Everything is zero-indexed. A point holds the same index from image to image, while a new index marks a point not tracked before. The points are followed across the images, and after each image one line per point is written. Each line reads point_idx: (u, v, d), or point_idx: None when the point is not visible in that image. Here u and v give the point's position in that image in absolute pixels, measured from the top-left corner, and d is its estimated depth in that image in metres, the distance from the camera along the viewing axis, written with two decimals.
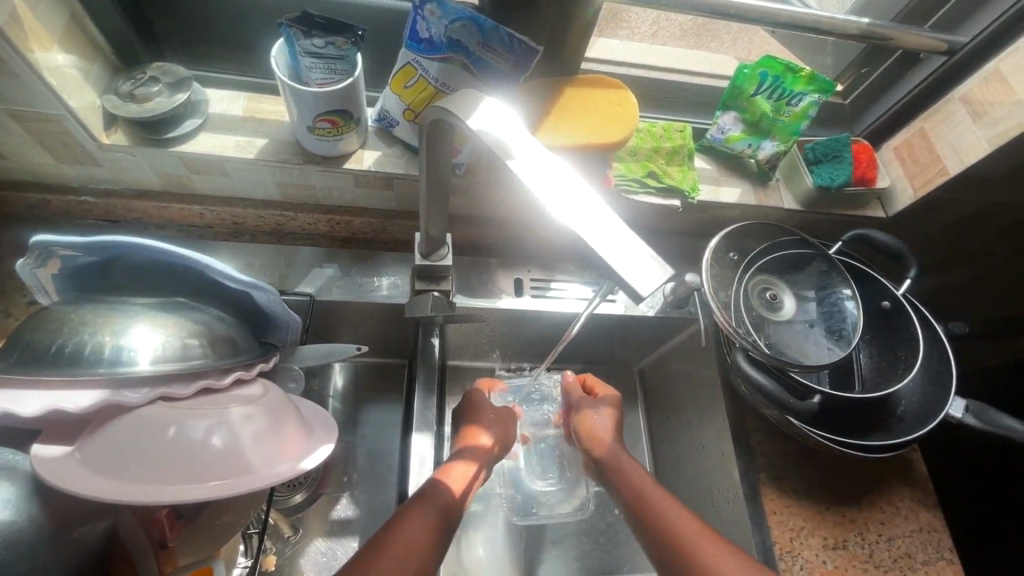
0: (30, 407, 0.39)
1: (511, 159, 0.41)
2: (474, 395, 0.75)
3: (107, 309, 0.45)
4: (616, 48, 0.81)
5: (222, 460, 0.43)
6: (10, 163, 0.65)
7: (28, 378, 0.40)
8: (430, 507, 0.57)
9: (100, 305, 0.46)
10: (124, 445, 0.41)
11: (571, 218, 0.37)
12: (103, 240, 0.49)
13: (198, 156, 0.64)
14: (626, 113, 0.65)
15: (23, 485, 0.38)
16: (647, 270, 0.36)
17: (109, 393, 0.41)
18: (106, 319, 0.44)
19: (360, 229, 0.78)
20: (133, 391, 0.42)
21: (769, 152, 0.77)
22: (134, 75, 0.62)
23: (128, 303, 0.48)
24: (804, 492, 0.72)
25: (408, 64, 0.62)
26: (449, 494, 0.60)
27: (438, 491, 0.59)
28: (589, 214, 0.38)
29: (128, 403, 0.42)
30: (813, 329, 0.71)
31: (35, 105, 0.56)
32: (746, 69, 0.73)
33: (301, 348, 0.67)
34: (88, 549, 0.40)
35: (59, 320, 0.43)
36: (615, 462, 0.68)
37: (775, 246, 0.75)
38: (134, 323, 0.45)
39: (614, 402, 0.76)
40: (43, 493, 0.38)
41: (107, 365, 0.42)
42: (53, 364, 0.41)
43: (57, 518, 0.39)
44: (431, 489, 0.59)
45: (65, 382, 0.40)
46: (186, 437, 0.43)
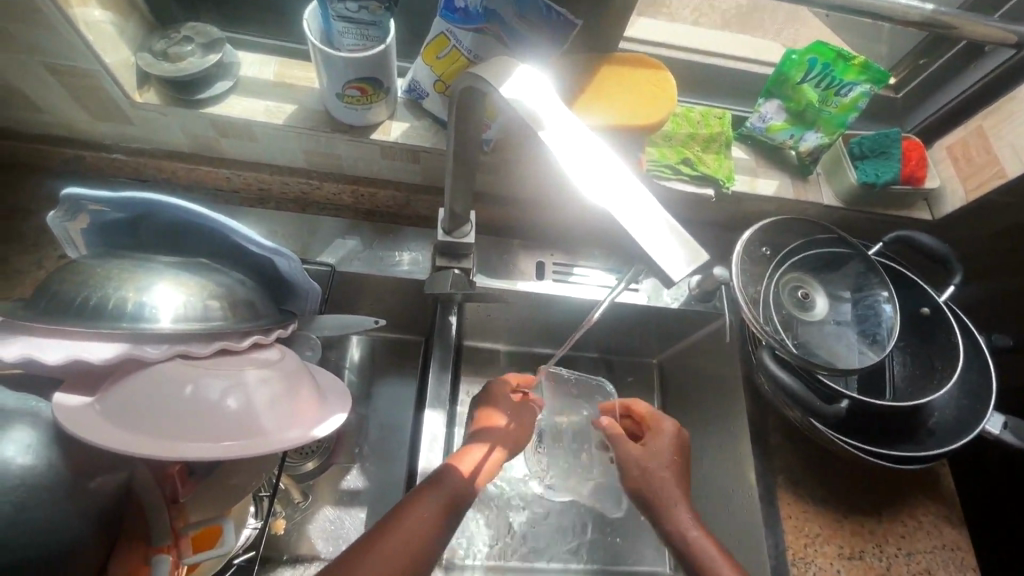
0: (54, 356, 0.40)
1: (545, 130, 0.39)
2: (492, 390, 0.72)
3: (133, 266, 0.47)
4: (657, 28, 0.77)
5: (237, 421, 0.45)
6: (47, 117, 0.66)
7: (54, 329, 0.41)
8: (437, 496, 0.56)
9: (126, 263, 0.48)
10: (142, 400, 0.42)
11: (601, 195, 0.36)
12: (131, 196, 0.51)
13: (226, 119, 0.64)
14: (662, 95, 0.63)
15: (44, 432, 0.40)
16: (681, 252, 0.34)
17: (128, 347, 0.42)
18: (131, 275, 0.46)
19: (384, 202, 0.77)
20: (152, 347, 0.44)
21: (812, 144, 0.73)
22: (169, 34, 0.62)
23: (154, 261, 0.50)
24: (823, 500, 0.70)
25: (441, 34, 0.61)
26: (461, 478, 0.59)
27: (451, 481, 0.58)
28: (621, 191, 0.36)
29: (146, 357, 0.43)
30: (845, 330, 0.68)
31: (72, 60, 0.56)
32: (794, 55, 0.69)
33: (319, 317, 0.67)
34: (105, 498, 0.42)
35: (86, 275, 0.45)
36: (661, 492, 0.64)
37: (809, 243, 0.72)
38: (158, 286, 0.47)
39: (671, 434, 0.68)
40: (61, 442, 0.40)
41: (128, 319, 0.44)
42: (78, 316, 0.43)
43: (74, 466, 0.41)
44: (445, 474, 0.59)
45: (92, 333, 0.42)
46: (202, 396, 0.44)
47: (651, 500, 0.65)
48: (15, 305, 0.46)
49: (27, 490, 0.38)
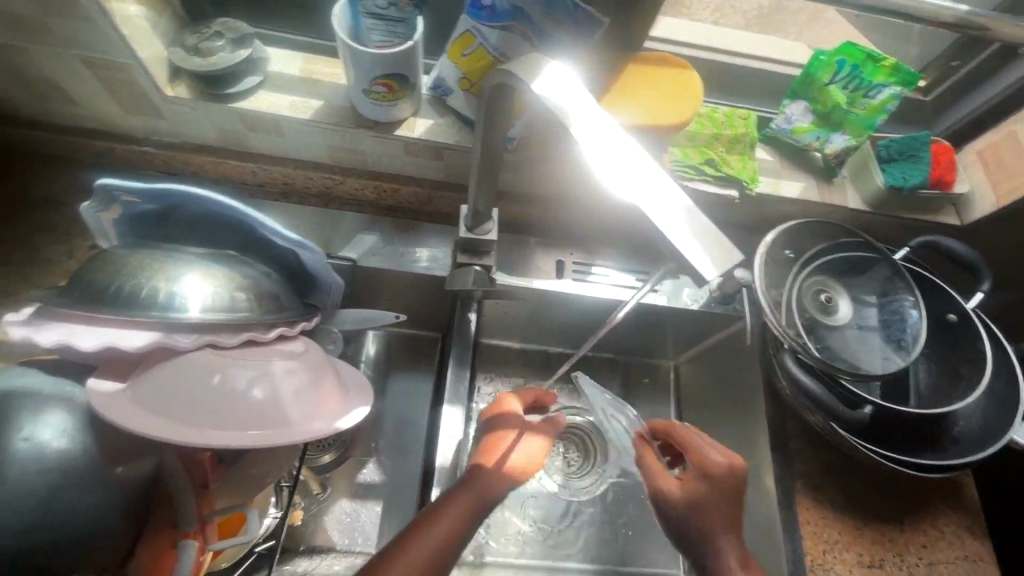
0: (90, 342, 0.43)
1: (576, 127, 0.39)
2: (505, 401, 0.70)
3: (163, 256, 0.49)
4: (681, 29, 0.77)
5: (263, 411, 0.46)
6: (80, 110, 0.67)
7: (92, 317, 0.44)
8: (468, 496, 0.57)
9: (157, 253, 0.50)
10: (170, 389, 0.45)
11: (634, 193, 0.36)
12: (162, 188, 0.53)
13: (254, 113, 0.65)
14: (687, 94, 0.63)
15: (78, 416, 0.43)
16: (713, 250, 0.34)
17: (159, 335, 0.44)
18: (162, 265, 0.48)
19: (406, 199, 0.78)
20: (183, 335, 0.46)
21: (838, 146, 0.72)
22: (200, 29, 0.64)
23: (184, 252, 0.51)
24: (842, 506, 0.69)
25: (467, 32, 0.61)
26: (489, 470, 0.60)
27: (481, 483, 0.59)
28: (654, 189, 0.36)
29: (177, 346, 0.45)
30: (869, 335, 0.67)
31: (107, 53, 0.57)
32: (823, 55, 0.68)
33: (341, 311, 0.68)
34: (133, 481, 0.45)
35: (120, 265, 0.47)
36: (701, 529, 0.56)
37: (834, 246, 0.72)
38: (188, 276, 0.48)
39: (720, 470, 0.58)
40: (93, 426, 0.43)
41: (158, 310, 0.45)
42: (112, 303, 0.45)
43: (105, 451, 0.43)
44: (480, 482, 0.59)
45: (127, 322, 0.44)
46: (230, 386, 0.46)
47: (690, 539, 0.57)
48: (52, 293, 0.47)
49: (62, 473, 0.41)
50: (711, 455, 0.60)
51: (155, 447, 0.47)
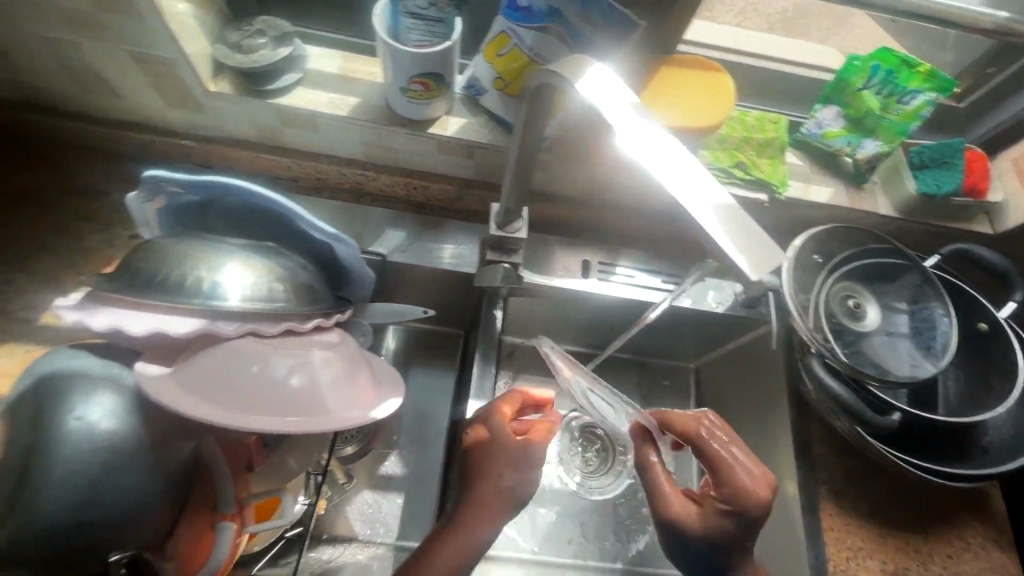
0: (138, 328, 0.45)
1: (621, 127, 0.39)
2: (489, 411, 0.60)
3: (206, 246, 0.51)
4: (713, 33, 0.77)
5: (302, 399, 0.48)
6: (123, 103, 0.69)
7: (141, 303, 0.46)
8: (481, 514, 0.54)
9: (200, 242, 0.51)
10: (213, 375, 0.46)
11: (682, 192, 0.37)
12: (207, 180, 0.54)
13: (293, 109, 0.66)
14: (720, 95, 0.63)
15: (125, 399, 0.46)
16: (757, 250, 0.34)
17: (205, 321, 0.46)
18: (205, 255, 0.50)
19: (434, 196, 0.79)
20: (226, 323, 0.47)
21: (870, 152, 0.71)
22: (243, 27, 0.65)
23: (226, 243, 0.53)
24: (866, 513, 0.69)
25: (502, 32, 0.63)
26: (498, 494, 0.55)
27: (497, 510, 0.55)
28: (702, 189, 0.37)
29: (220, 333, 0.47)
30: (897, 341, 0.67)
31: (156, 48, 0.59)
32: (856, 61, 0.68)
33: (370, 306, 0.69)
34: (175, 464, 0.48)
35: (164, 254, 0.49)
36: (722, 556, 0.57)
37: (863, 251, 0.71)
38: (229, 266, 0.50)
39: (757, 510, 0.54)
40: (140, 410, 0.46)
41: (200, 297, 0.47)
42: (155, 289, 0.47)
43: (151, 433, 0.46)
44: (494, 491, 0.55)
45: (174, 307, 0.46)
46: (271, 374, 0.48)
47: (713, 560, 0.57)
48: (102, 280, 0.48)
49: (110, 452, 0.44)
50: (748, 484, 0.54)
51: (197, 433, 0.50)
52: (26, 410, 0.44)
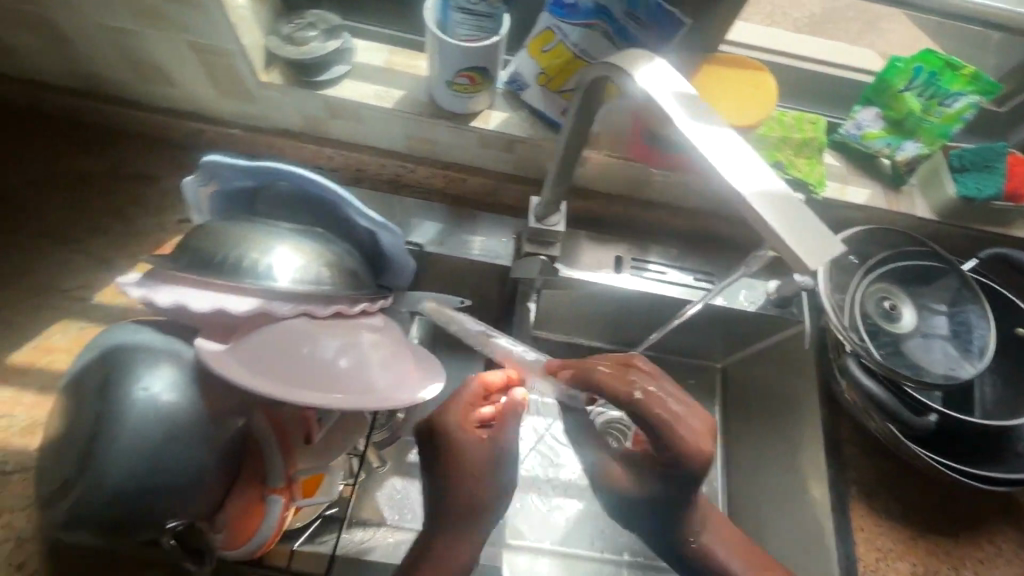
0: (201, 305, 0.47)
1: (680, 121, 0.41)
2: (445, 415, 0.54)
3: (262, 231, 0.53)
4: (752, 33, 0.78)
5: (347, 379, 0.49)
6: (177, 92, 0.71)
7: (204, 281, 0.48)
8: (457, 523, 0.52)
9: (256, 228, 0.54)
10: (267, 352, 0.48)
11: (744, 183, 0.37)
12: (263, 166, 0.56)
13: (340, 101, 0.68)
14: (760, 93, 0.64)
15: (185, 373, 0.48)
16: (815, 241, 0.35)
17: (263, 303, 0.48)
18: (261, 240, 0.52)
19: (471, 190, 0.80)
20: (281, 303, 0.50)
21: (910, 153, 0.71)
22: (294, 20, 0.67)
23: (279, 228, 0.55)
24: (896, 515, 0.69)
25: (548, 29, 0.64)
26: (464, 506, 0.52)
27: (468, 526, 0.53)
28: (761, 180, 0.38)
29: (277, 313, 0.49)
30: (933, 343, 0.67)
31: (214, 39, 0.61)
32: (899, 62, 0.69)
33: (409, 294, 0.70)
34: (227, 440, 0.50)
35: (227, 233, 0.52)
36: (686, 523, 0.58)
37: (898, 254, 0.71)
38: (283, 250, 0.52)
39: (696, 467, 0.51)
40: (200, 382, 0.48)
41: (254, 279, 0.50)
42: (218, 270, 0.49)
43: (210, 406, 0.48)
44: (459, 502, 0.52)
45: (235, 288, 0.48)
46: (320, 354, 0.49)
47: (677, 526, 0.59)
48: (166, 260, 0.51)
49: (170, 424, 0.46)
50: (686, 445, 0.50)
51: (248, 408, 0.51)
52: (93, 382, 0.48)
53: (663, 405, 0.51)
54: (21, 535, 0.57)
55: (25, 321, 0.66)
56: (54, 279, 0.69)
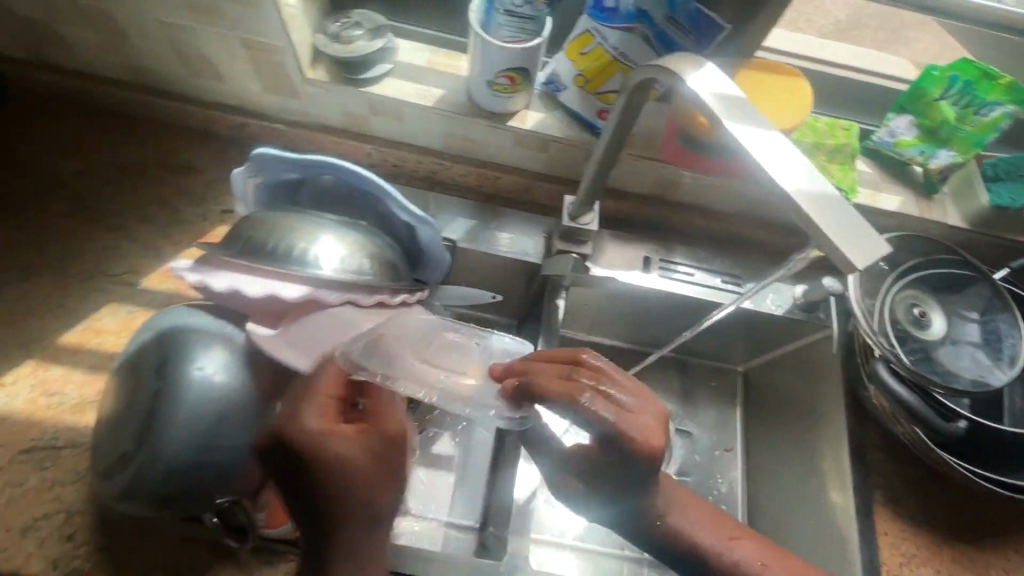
0: (254, 289, 0.50)
1: (733, 122, 0.42)
2: (301, 414, 0.46)
3: (310, 221, 0.55)
4: (787, 39, 0.79)
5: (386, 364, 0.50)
6: (225, 87, 0.73)
7: (255, 267, 0.51)
8: (358, 532, 0.46)
9: (303, 217, 0.55)
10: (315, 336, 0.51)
11: (791, 182, 0.39)
12: (310, 158, 0.58)
13: (382, 99, 0.70)
14: (797, 100, 0.64)
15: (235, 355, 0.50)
16: (861, 241, 0.37)
17: (310, 290, 0.51)
18: (309, 229, 0.54)
19: (504, 187, 0.81)
20: (329, 292, 0.52)
21: (944, 162, 0.72)
22: (341, 19, 0.69)
23: (324, 218, 0.56)
24: (920, 521, 0.69)
25: (587, 32, 0.66)
26: (357, 516, 0.46)
27: (368, 533, 0.46)
28: (804, 180, 0.40)
29: (325, 300, 0.51)
30: (964, 350, 0.68)
31: (266, 36, 0.63)
32: (934, 71, 0.69)
33: (443, 288, 0.72)
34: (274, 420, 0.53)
35: (276, 221, 0.54)
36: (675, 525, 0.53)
37: (930, 262, 0.71)
38: (328, 241, 0.54)
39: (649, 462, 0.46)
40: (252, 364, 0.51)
41: (300, 265, 0.52)
42: (270, 256, 0.52)
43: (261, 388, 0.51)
44: (349, 512, 0.46)
45: (284, 274, 0.51)
46: (364, 340, 0.51)
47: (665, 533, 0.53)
48: (221, 247, 0.53)
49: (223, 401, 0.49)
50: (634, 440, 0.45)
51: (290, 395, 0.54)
52: (151, 360, 0.50)
53: (607, 400, 0.46)
54: (71, 509, 0.58)
55: (76, 303, 0.69)
56: (101, 263, 0.71)
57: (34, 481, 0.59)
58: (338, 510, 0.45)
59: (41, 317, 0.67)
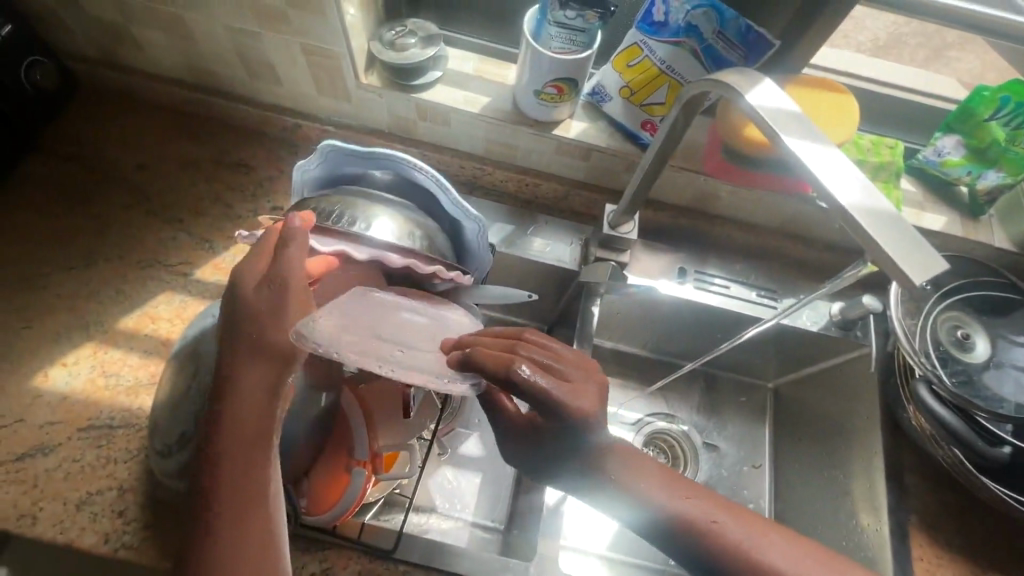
0: (325, 246, 0.52)
1: (788, 136, 0.43)
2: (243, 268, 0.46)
3: (372, 200, 0.58)
4: (832, 56, 0.79)
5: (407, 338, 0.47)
6: (282, 90, 0.76)
7: (325, 229, 0.53)
8: (255, 395, 0.45)
9: (364, 197, 0.59)
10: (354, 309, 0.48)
11: (849, 197, 0.40)
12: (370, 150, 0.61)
13: (431, 104, 0.73)
14: (843, 115, 0.64)
15: None
16: (918, 258, 0.37)
17: (375, 253, 0.53)
18: (370, 206, 0.57)
19: (543, 194, 0.82)
20: (394, 255, 0.54)
21: (991, 183, 0.72)
22: (397, 27, 0.72)
23: (383, 198, 0.60)
24: (956, 548, 0.68)
25: (634, 44, 0.67)
26: (253, 379, 0.45)
27: (265, 399, 0.45)
28: (852, 182, 0.41)
29: (393, 261, 0.54)
30: (1009, 374, 0.67)
31: (326, 42, 0.66)
32: (985, 91, 0.67)
33: (479, 288, 0.65)
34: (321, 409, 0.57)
35: (344, 203, 0.56)
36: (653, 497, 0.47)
37: (976, 283, 0.71)
38: (387, 219, 0.57)
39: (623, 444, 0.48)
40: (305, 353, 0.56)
41: (363, 229, 0.54)
42: (336, 222, 0.54)
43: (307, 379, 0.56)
44: (247, 370, 0.45)
45: (352, 240, 0.53)
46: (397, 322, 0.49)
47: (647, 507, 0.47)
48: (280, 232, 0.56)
49: None
50: (571, 407, 0.45)
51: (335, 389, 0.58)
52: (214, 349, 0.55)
53: (551, 373, 0.46)
54: (124, 486, 0.61)
55: (134, 290, 0.72)
56: (157, 253, 0.75)
57: (90, 457, 0.62)
58: (242, 379, 0.45)
59: (101, 303, 0.71)
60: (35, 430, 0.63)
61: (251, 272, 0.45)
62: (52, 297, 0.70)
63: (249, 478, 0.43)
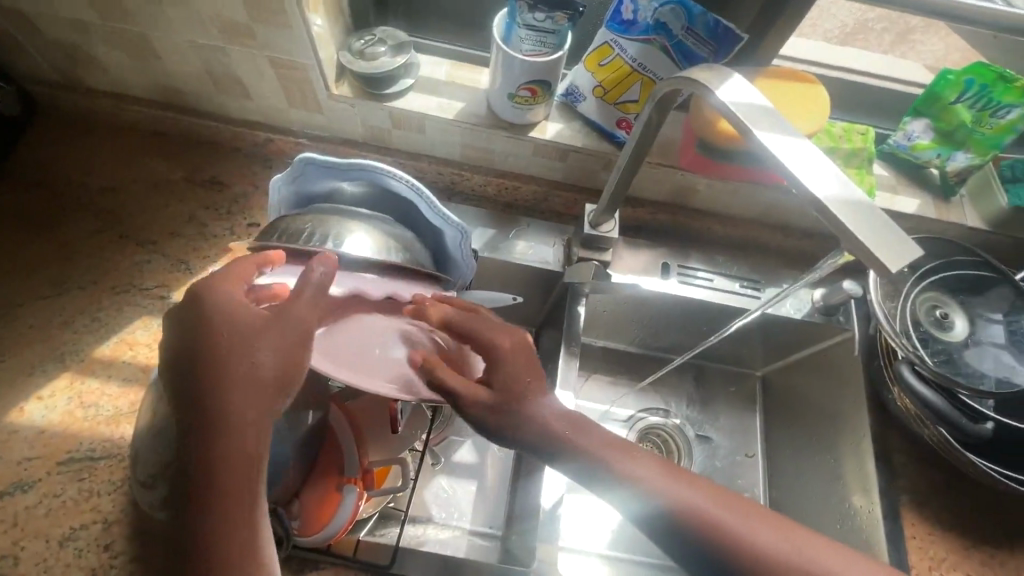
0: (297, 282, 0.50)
1: (761, 132, 0.43)
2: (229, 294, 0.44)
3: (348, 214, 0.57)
4: (801, 46, 0.80)
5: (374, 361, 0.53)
6: (252, 105, 0.75)
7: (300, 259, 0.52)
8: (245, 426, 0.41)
9: (340, 211, 0.58)
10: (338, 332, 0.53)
11: (825, 190, 0.40)
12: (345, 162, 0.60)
13: (405, 112, 0.72)
14: (813, 104, 0.65)
15: None
16: (892, 248, 0.37)
17: (352, 282, 0.52)
18: (347, 220, 0.56)
19: (523, 197, 0.82)
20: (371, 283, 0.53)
21: (960, 164, 0.73)
22: (365, 36, 0.71)
23: (360, 212, 0.59)
24: (946, 525, 0.69)
25: (606, 44, 0.67)
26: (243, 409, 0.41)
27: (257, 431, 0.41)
28: (829, 177, 0.41)
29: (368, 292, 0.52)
30: (987, 351, 0.68)
31: (293, 54, 0.65)
32: (949, 75, 0.69)
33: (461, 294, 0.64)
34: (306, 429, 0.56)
35: (318, 220, 0.56)
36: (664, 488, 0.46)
37: (951, 263, 0.72)
38: (363, 232, 0.56)
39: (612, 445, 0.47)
40: None
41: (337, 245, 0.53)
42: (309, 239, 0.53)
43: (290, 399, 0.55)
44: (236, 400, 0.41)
45: None
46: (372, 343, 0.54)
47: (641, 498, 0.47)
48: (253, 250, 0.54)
49: None
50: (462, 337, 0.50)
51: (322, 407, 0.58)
52: None
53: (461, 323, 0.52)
54: (109, 518, 0.59)
55: (110, 316, 0.70)
56: (132, 277, 0.73)
57: (72, 491, 0.60)
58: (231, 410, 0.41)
59: (76, 331, 0.69)
60: (13, 467, 0.61)
61: (236, 298, 0.44)
62: (23, 328, 0.68)
63: (243, 517, 0.40)
